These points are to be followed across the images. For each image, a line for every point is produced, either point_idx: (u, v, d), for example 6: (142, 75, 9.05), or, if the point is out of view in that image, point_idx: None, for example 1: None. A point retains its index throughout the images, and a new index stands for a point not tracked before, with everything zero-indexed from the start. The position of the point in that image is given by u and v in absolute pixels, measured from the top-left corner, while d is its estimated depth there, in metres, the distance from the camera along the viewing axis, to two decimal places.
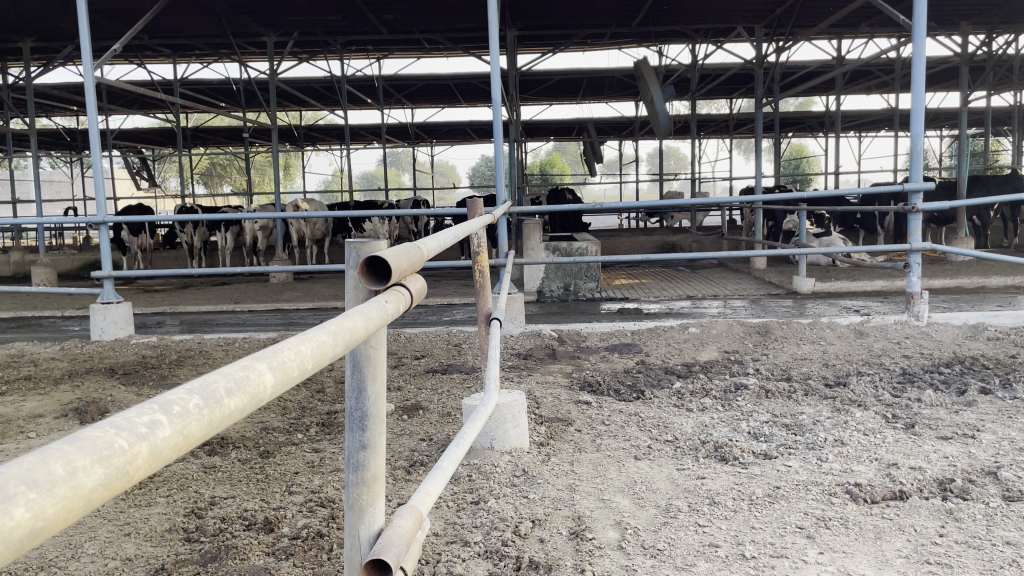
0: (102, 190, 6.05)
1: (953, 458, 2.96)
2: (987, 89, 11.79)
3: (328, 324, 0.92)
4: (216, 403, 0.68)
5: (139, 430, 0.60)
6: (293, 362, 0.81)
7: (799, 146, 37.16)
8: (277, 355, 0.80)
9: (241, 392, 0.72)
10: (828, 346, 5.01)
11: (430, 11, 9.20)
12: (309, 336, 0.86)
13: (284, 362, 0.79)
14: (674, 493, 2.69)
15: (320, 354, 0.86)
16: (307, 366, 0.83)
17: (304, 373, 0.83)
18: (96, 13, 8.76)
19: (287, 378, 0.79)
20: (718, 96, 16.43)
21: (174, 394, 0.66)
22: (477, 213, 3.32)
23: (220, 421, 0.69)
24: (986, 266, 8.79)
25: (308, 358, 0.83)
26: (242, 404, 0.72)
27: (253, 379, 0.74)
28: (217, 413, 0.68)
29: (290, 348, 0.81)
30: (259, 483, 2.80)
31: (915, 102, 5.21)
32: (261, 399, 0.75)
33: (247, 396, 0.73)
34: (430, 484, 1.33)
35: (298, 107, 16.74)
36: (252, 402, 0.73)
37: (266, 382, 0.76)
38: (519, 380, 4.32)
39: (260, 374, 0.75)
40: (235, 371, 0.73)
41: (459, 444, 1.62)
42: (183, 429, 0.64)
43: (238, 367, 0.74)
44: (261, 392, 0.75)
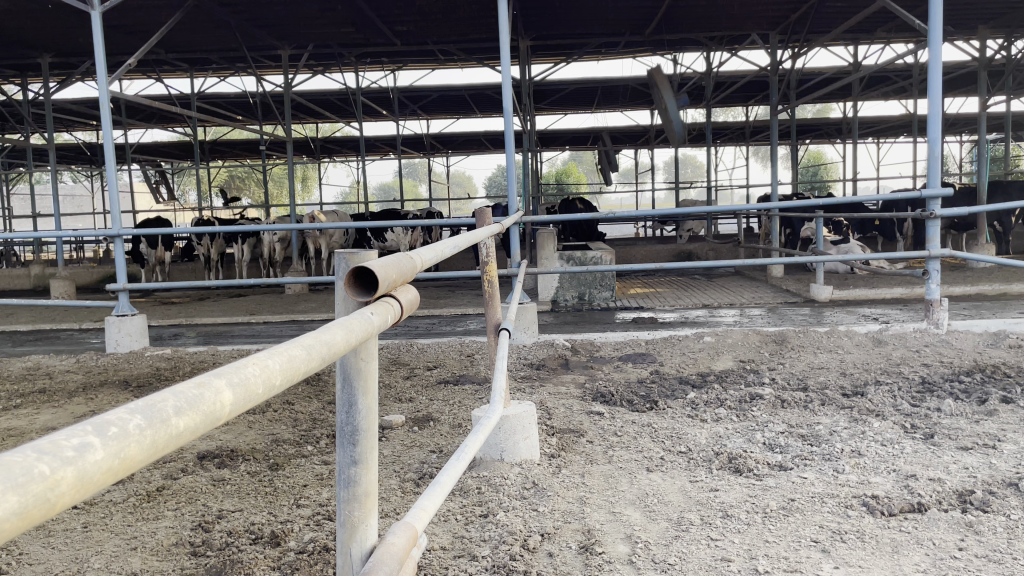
0: (116, 203, 6.07)
1: (973, 469, 2.90)
2: (1007, 93, 11.63)
3: (301, 338, 0.89)
4: (162, 423, 0.63)
5: (65, 453, 0.54)
6: (256, 379, 0.77)
7: (815, 153, 36.94)
8: (238, 372, 0.75)
9: (192, 411, 0.67)
10: (845, 355, 4.94)
11: (443, 22, 9.23)
12: (277, 351, 0.83)
13: (246, 379, 0.75)
14: (687, 506, 2.64)
15: (290, 368, 0.83)
16: (272, 381, 0.79)
17: (269, 391, 0.79)
18: (114, 29, 8.86)
19: (249, 398, 0.75)
20: (733, 103, 16.36)
21: (113, 414, 0.61)
22: (487, 221, 3.29)
23: (170, 443, 0.64)
24: (1006, 273, 8.65)
25: (275, 374, 0.80)
26: (193, 424, 0.67)
27: (209, 398, 0.70)
28: (164, 434, 0.63)
29: (255, 363, 0.78)
30: (267, 496, 2.79)
31: (931, 107, 5.13)
32: (219, 419, 0.71)
33: (201, 415, 0.68)
34: (426, 499, 1.31)
35: (314, 119, 16.84)
36: (207, 421, 0.69)
37: (225, 401, 0.72)
38: (530, 391, 4.28)
39: (217, 392, 0.71)
40: (188, 390, 0.69)
41: (459, 458, 1.60)
42: (120, 453, 0.58)
43: (192, 385, 0.70)
44: (219, 411, 0.70)
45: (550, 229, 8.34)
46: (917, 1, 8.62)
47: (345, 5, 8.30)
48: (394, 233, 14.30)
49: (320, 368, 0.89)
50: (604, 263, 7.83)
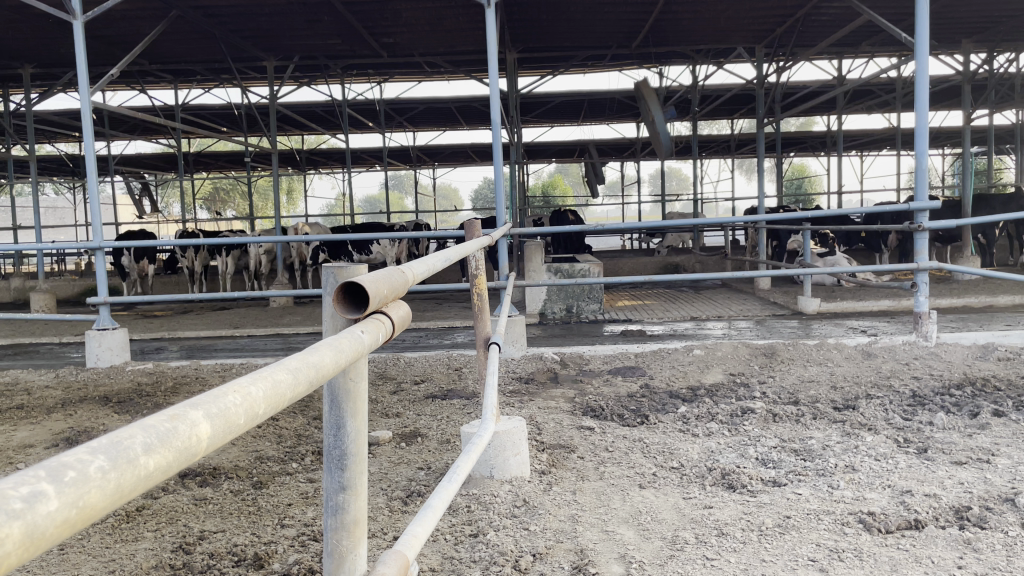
0: (98, 215, 5.94)
1: (968, 484, 2.87)
2: (990, 107, 11.73)
3: (287, 361, 0.84)
4: (128, 462, 0.57)
5: (12, 505, 0.47)
6: (237, 409, 0.71)
7: (799, 165, 37.25)
8: (216, 402, 0.70)
9: (163, 448, 0.61)
10: (835, 367, 4.92)
11: (429, 34, 9.20)
12: (260, 376, 0.78)
13: (226, 410, 0.69)
14: (681, 524, 2.59)
15: (274, 396, 0.77)
16: (257, 410, 0.74)
17: (251, 421, 0.74)
18: (96, 39, 8.78)
19: (228, 429, 0.69)
20: (719, 117, 16.45)
21: (73, 455, 0.54)
22: (476, 234, 3.23)
23: (140, 484, 0.58)
24: (992, 285, 8.70)
25: (259, 403, 0.75)
26: (165, 462, 0.61)
27: (183, 433, 0.64)
28: (130, 473, 0.57)
29: (235, 392, 0.73)
30: (250, 516, 2.71)
31: (919, 119, 5.13)
32: (194, 455, 0.65)
33: (174, 452, 0.62)
34: (420, 525, 1.26)
35: (299, 131, 16.76)
36: (182, 459, 0.63)
37: (202, 436, 0.66)
38: (519, 406, 4.22)
39: (193, 425, 0.65)
40: (160, 423, 0.63)
41: (452, 479, 1.55)
42: (78, 501, 0.52)
43: (165, 418, 0.64)
44: (194, 448, 0.64)
45: (538, 241, 8.29)
46: (902, 16, 8.67)
47: (331, 16, 8.24)
48: (380, 246, 14.39)
49: (306, 394, 0.84)
50: (592, 276, 7.80)
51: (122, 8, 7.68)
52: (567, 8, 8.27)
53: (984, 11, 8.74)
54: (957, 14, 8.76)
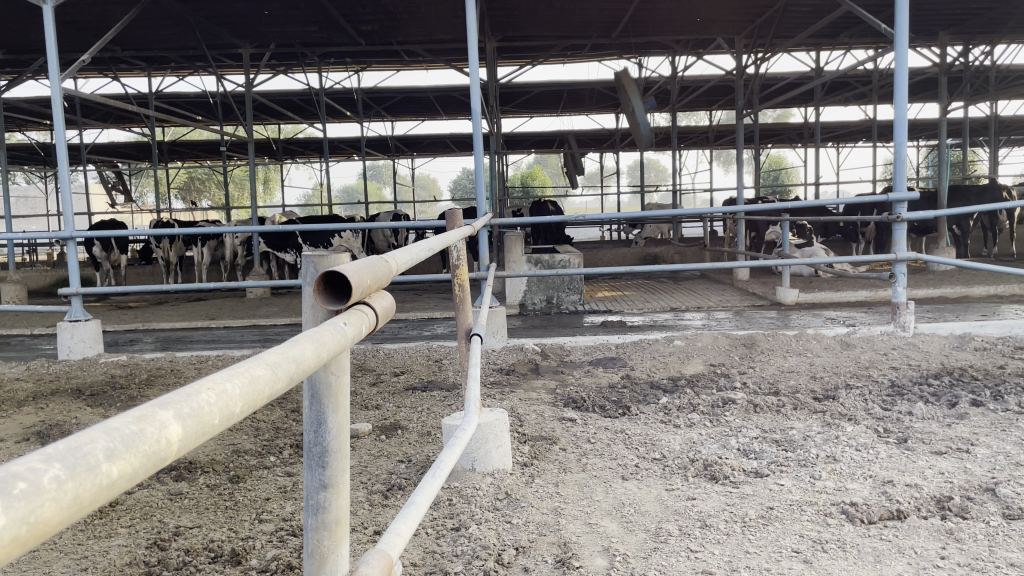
0: (69, 205, 5.82)
1: (949, 474, 2.87)
2: (966, 99, 11.81)
3: (265, 355, 0.79)
4: (89, 471, 0.52)
5: None
6: (211, 408, 0.67)
7: (776, 157, 37.53)
8: (188, 401, 0.65)
9: (128, 454, 0.57)
10: (814, 358, 4.94)
11: (408, 22, 9.11)
12: (237, 373, 0.74)
13: (198, 409, 0.65)
14: (664, 516, 2.57)
15: (252, 393, 0.73)
16: (233, 408, 0.70)
17: (226, 420, 0.69)
18: (67, 24, 8.59)
19: (201, 431, 0.65)
20: (697, 108, 16.46)
21: (24, 464, 0.49)
22: (457, 223, 3.18)
23: (102, 494, 0.54)
24: (968, 276, 8.78)
25: (235, 401, 0.70)
26: (131, 468, 0.57)
27: (151, 437, 0.59)
28: (91, 483, 0.52)
29: (209, 390, 0.68)
30: (228, 511, 2.66)
31: (898, 110, 5.15)
32: (165, 460, 0.61)
33: (142, 458, 0.58)
34: (404, 521, 1.23)
35: (276, 121, 16.56)
36: (150, 463, 0.58)
37: (173, 438, 0.62)
38: (501, 397, 4.19)
39: (163, 427, 0.61)
40: (126, 426, 0.58)
41: (436, 473, 1.52)
42: (30, 515, 0.47)
43: (130, 419, 0.59)
44: (164, 451, 0.60)
45: (517, 232, 8.24)
46: (881, 7, 8.70)
47: (309, 3, 8.12)
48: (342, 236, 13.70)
49: (286, 390, 0.80)
50: (572, 266, 7.79)
51: None
52: None
53: (961, 3, 8.78)
54: (935, 6, 8.80)
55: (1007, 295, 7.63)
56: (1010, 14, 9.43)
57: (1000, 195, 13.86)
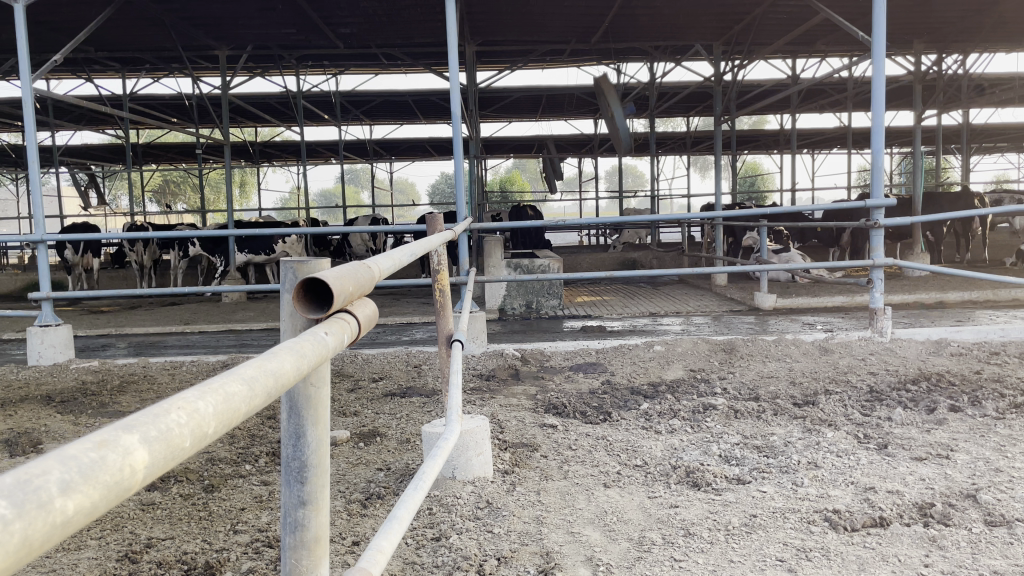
0: (40, 208, 5.69)
1: (930, 480, 2.87)
2: (939, 108, 11.96)
3: (240, 369, 0.75)
4: (40, 507, 0.47)
5: None
6: (182, 430, 0.62)
7: (752, 164, 37.89)
8: (156, 423, 0.60)
9: (86, 487, 0.51)
10: (793, 363, 4.94)
11: (386, 25, 9.05)
12: (210, 390, 0.69)
13: (167, 432, 0.60)
14: (647, 525, 2.54)
15: (227, 412, 0.69)
16: (205, 430, 0.65)
17: (198, 443, 0.65)
18: (39, 24, 8.44)
19: (170, 455, 0.60)
20: (675, 114, 16.53)
21: None
22: (438, 228, 3.12)
23: (56, 533, 0.48)
24: (943, 282, 8.87)
25: (208, 421, 0.66)
26: (91, 501, 0.51)
27: (113, 464, 0.54)
28: (43, 522, 0.46)
29: (181, 408, 0.64)
30: (201, 521, 2.59)
31: (876, 117, 5.17)
32: (130, 489, 0.55)
33: (102, 490, 0.52)
34: (387, 535, 1.19)
35: (253, 124, 16.40)
36: (111, 495, 0.53)
37: (138, 466, 0.56)
38: (481, 403, 4.14)
39: (127, 453, 0.56)
40: (84, 454, 0.53)
41: (419, 485, 1.48)
42: None
43: (91, 445, 0.54)
44: (128, 479, 0.55)
45: (497, 236, 8.21)
46: (859, 14, 8.77)
47: (286, 5, 8.03)
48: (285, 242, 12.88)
49: (262, 407, 0.76)
50: (551, 271, 7.77)
51: None
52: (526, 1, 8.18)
53: (936, 12, 8.88)
54: (910, 15, 8.89)
55: (982, 301, 7.70)
56: (984, 23, 9.55)
57: (972, 202, 14.03)
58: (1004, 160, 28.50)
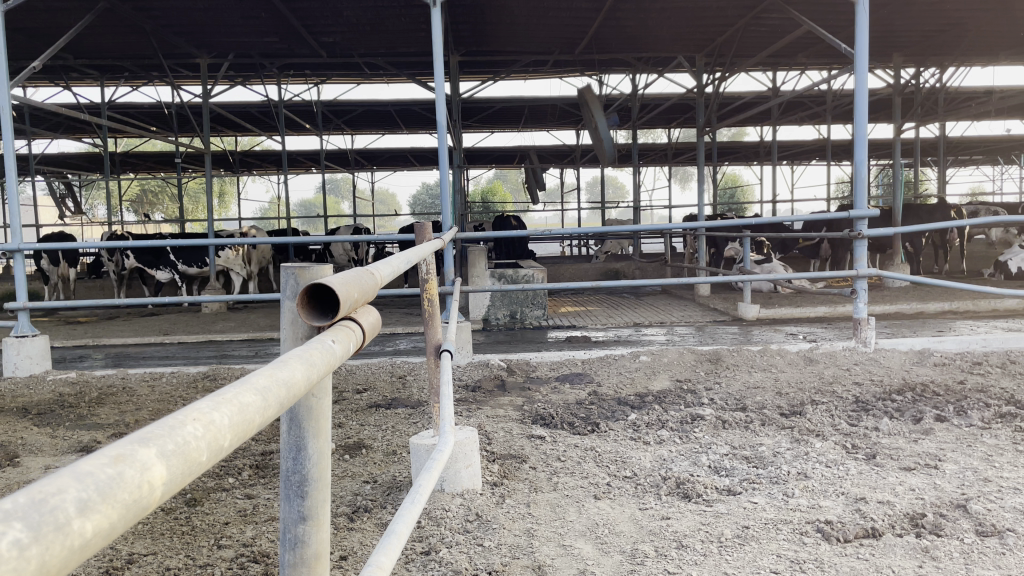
0: (17, 216, 5.58)
1: (920, 490, 2.87)
2: (917, 120, 12.09)
3: (252, 378, 0.72)
4: (58, 531, 0.43)
5: None
6: (198, 443, 0.59)
7: (732, 175, 38.19)
8: (173, 436, 0.57)
9: (104, 507, 0.47)
10: (779, 373, 4.94)
11: (370, 35, 9.02)
12: (223, 400, 0.66)
13: (184, 446, 0.57)
14: (640, 537, 2.52)
15: (241, 425, 0.65)
16: (222, 443, 0.62)
17: (214, 456, 0.61)
18: (17, 31, 8.33)
19: (188, 470, 0.57)
20: (656, 126, 16.62)
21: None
22: (426, 237, 3.08)
23: (75, 558, 0.44)
24: (923, 292, 8.94)
25: (223, 434, 0.62)
26: (110, 520, 0.48)
27: (131, 481, 0.50)
28: (62, 545, 0.42)
29: (195, 420, 0.60)
30: (184, 536, 2.53)
31: (859, 127, 5.20)
32: (148, 507, 0.52)
33: (121, 508, 0.49)
34: (390, 550, 1.16)
35: (233, 133, 16.29)
36: (130, 515, 0.49)
37: (156, 481, 0.53)
38: (468, 415, 4.09)
39: (147, 470, 0.52)
40: (101, 470, 0.49)
41: (416, 501, 1.44)
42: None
43: (107, 459, 0.50)
44: (147, 499, 0.51)
45: (480, 246, 8.19)
46: (840, 27, 8.87)
47: (269, 13, 7.97)
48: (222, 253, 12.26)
49: (276, 418, 0.72)
50: (535, 282, 7.76)
51: None
52: (511, 11, 8.17)
53: (914, 26, 8.99)
54: (890, 28, 8.99)
55: (961, 311, 7.77)
56: (962, 37, 9.68)
57: (949, 214, 14.18)
58: (978, 172, 28.95)
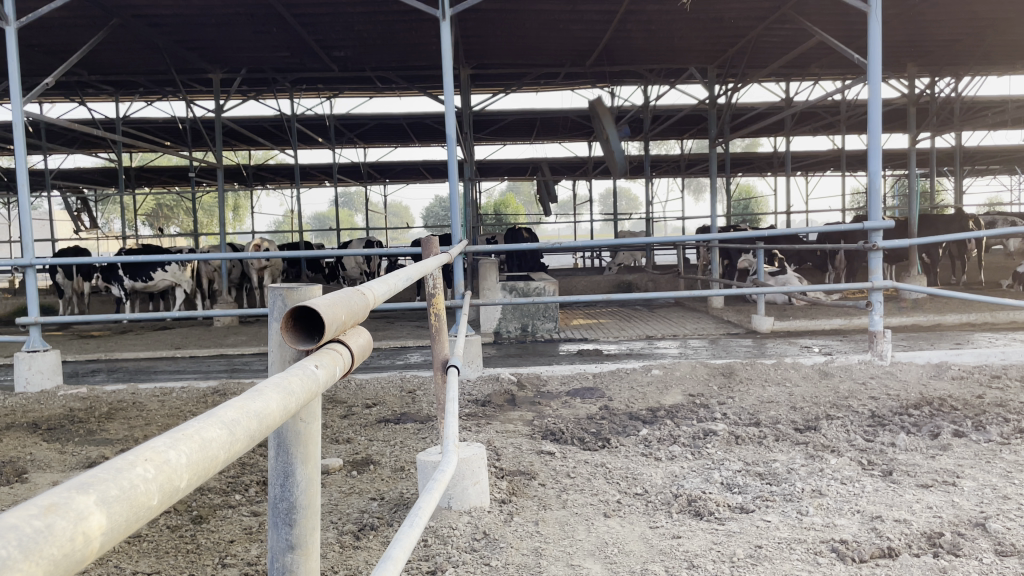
0: (30, 231, 5.60)
1: (937, 508, 2.80)
2: (933, 129, 11.97)
3: (219, 413, 0.70)
4: None
5: None
6: (148, 489, 0.56)
7: (745, 186, 38.17)
8: (117, 481, 0.54)
9: (25, 566, 0.43)
10: (793, 387, 4.87)
11: (381, 49, 9.05)
12: (184, 436, 0.64)
13: (130, 491, 0.54)
14: (650, 557, 2.47)
15: (200, 461, 0.63)
16: (178, 483, 0.59)
17: (167, 498, 0.59)
18: (32, 48, 8.41)
19: (134, 515, 0.54)
20: (669, 137, 16.57)
21: None
22: (432, 251, 3.05)
23: None
24: (939, 304, 8.84)
25: (180, 474, 0.60)
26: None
27: (62, 533, 0.47)
28: None
29: (147, 462, 0.57)
30: (189, 554, 2.51)
31: (872, 137, 5.14)
32: (85, 558, 0.49)
33: (47, 567, 0.45)
34: (391, 563, 1.15)
35: (246, 147, 16.38)
36: (57, 573, 0.45)
37: (94, 533, 0.50)
38: (477, 430, 4.05)
39: (84, 517, 0.49)
40: (27, 523, 0.45)
41: (419, 515, 1.42)
42: None
43: (37, 511, 0.47)
44: (81, 551, 0.48)
45: (492, 259, 8.16)
46: (853, 37, 8.81)
47: (280, 28, 8.02)
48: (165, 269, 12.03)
49: (244, 451, 0.70)
50: (548, 294, 7.73)
51: (60, 15, 7.38)
52: (521, 23, 8.17)
53: (928, 35, 8.92)
54: (904, 37, 8.93)
55: (980, 323, 7.67)
56: (977, 46, 9.58)
57: (967, 224, 14.03)
58: (995, 181, 28.72)
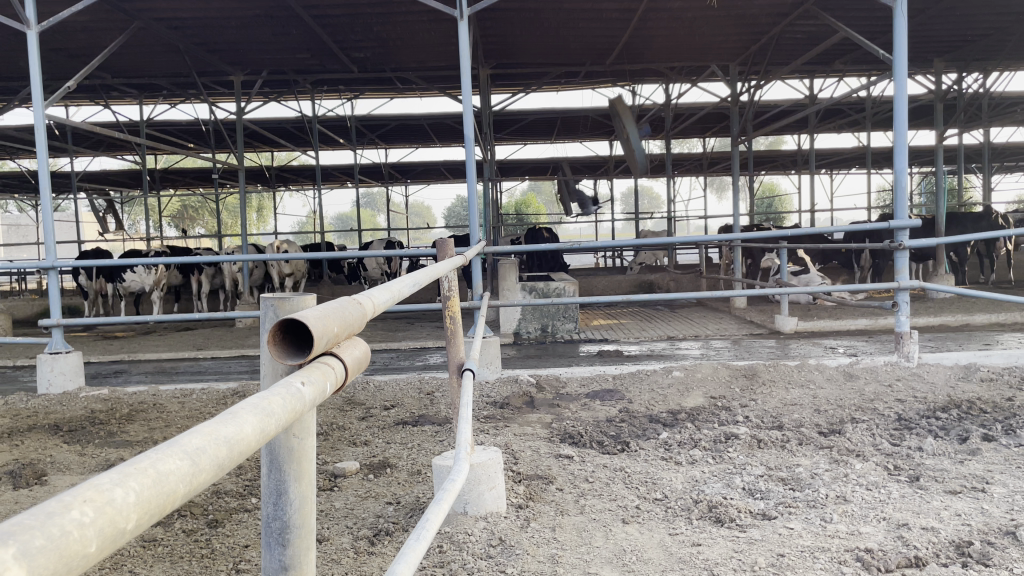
0: (52, 233, 5.64)
1: (966, 516, 2.72)
2: (961, 126, 11.74)
3: (182, 443, 0.67)
4: None
5: None
6: (85, 537, 0.52)
7: (769, 185, 37.93)
8: (49, 527, 0.50)
9: None
10: (817, 390, 4.78)
11: (401, 49, 9.05)
12: (135, 471, 0.61)
13: (62, 538, 0.50)
14: (669, 565, 2.41)
15: (147, 502, 0.59)
16: (119, 524, 0.55)
17: (108, 545, 0.54)
18: (56, 51, 8.49)
19: (65, 565, 0.50)
20: (691, 135, 16.44)
21: None
22: (448, 254, 3.02)
23: None
24: (967, 304, 8.68)
25: (126, 515, 0.56)
26: None
27: None
28: None
29: (81, 505, 0.53)
30: (203, 560, 2.49)
31: (898, 135, 5.02)
32: None
33: None
34: (401, 561, 1.15)
35: (269, 148, 16.46)
36: None
37: None
38: (495, 433, 4.02)
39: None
40: None
41: (432, 519, 1.40)
42: None
43: None
44: None
45: (511, 259, 8.12)
46: (878, 32, 8.66)
47: (300, 30, 8.03)
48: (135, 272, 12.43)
49: (207, 483, 0.67)
50: (568, 294, 7.70)
51: (82, 19, 7.43)
52: (540, 22, 8.12)
53: (955, 30, 8.75)
54: (931, 31, 8.75)
55: (1009, 323, 7.53)
56: (1006, 41, 9.39)
57: (996, 222, 13.77)
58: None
